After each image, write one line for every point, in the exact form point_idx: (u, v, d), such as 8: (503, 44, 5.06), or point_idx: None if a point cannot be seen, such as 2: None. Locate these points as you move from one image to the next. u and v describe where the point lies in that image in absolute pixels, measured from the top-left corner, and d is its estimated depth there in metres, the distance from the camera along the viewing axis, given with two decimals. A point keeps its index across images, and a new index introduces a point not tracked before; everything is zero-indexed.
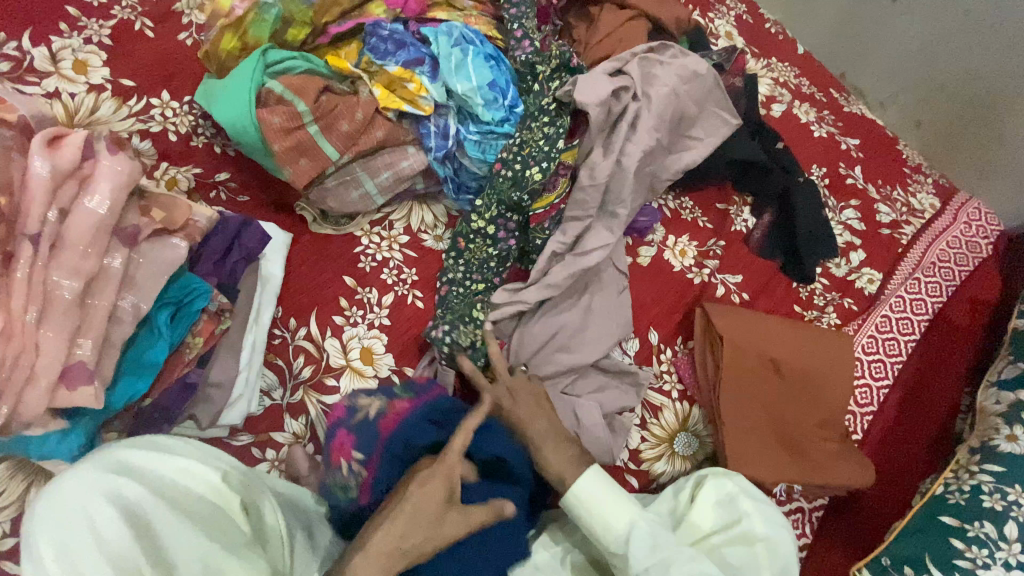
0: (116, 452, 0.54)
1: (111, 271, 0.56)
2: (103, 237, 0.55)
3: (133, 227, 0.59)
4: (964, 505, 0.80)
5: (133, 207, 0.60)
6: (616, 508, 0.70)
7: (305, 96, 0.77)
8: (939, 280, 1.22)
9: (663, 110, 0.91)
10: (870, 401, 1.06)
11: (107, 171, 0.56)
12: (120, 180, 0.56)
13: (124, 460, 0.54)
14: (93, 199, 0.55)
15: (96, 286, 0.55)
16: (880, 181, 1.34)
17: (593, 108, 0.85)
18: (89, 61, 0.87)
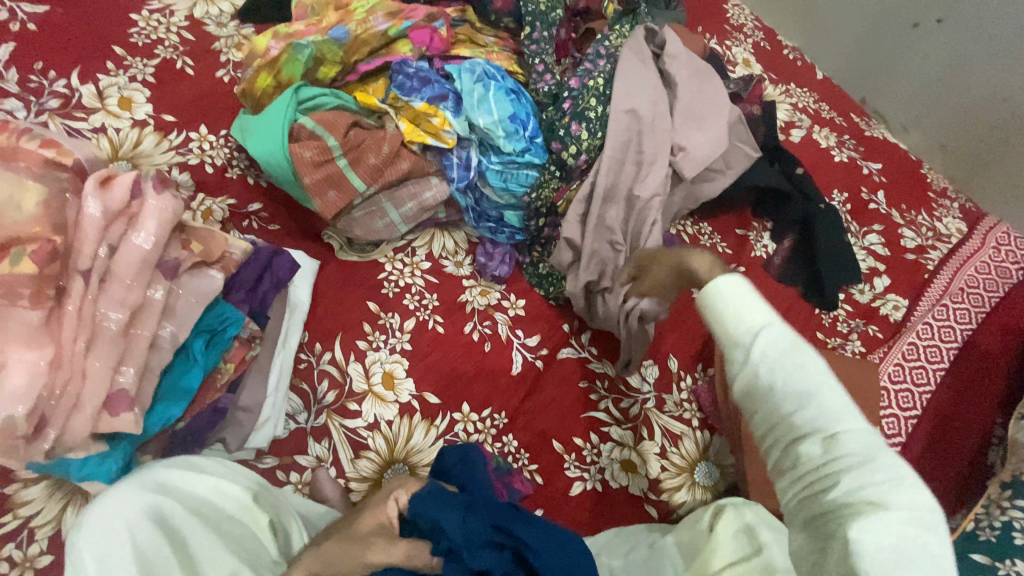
0: (155, 471, 0.56)
1: (153, 303, 0.59)
2: (147, 271, 0.58)
3: (174, 261, 0.62)
4: (995, 543, 0.78)
5: (174, 240, 0.64)
6: (751, 303, 0.51)
7: (335, 131, 0.81)
8: (967, 307, 1.20)
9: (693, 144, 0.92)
10: (897, 432, 1.04)
11: (153, 208, 0.59)
12: (165, 218, 0.60)
13: (162, 477, 0.56)
14: (140, 236, 0.59)
15: (140, 316, 0.59)
16: (903, 205, 1.32)
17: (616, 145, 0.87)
18: (135, 98, 0.93)
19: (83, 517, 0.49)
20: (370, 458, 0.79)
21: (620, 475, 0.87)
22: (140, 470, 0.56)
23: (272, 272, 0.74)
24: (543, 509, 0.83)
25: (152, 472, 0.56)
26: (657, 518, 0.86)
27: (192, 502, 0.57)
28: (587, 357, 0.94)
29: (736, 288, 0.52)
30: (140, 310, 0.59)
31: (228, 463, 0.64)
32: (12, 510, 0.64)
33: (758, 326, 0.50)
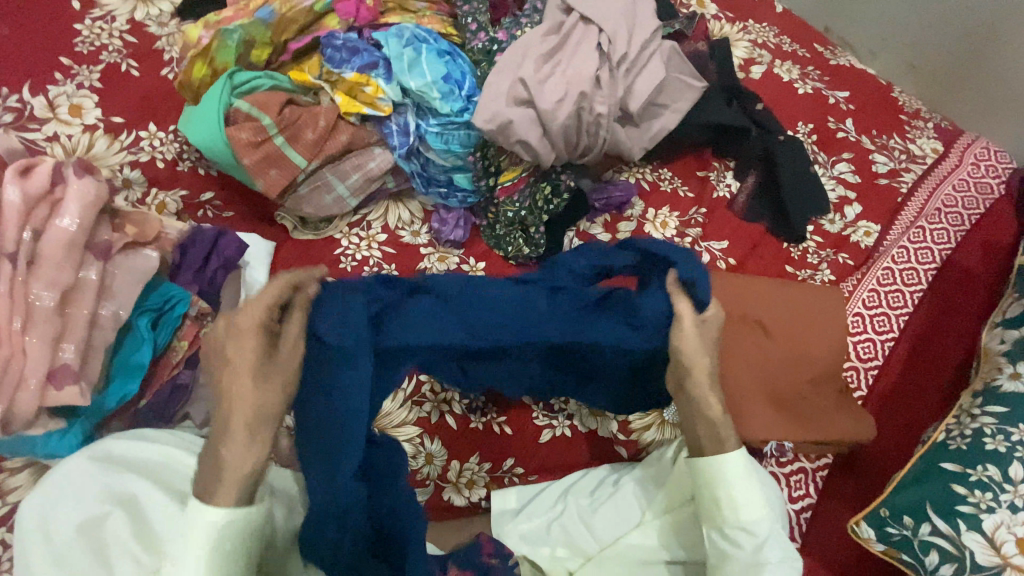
0: (103, 442, 0.62)
1: (87, 283, 0.62)
2: (75, 252, 0.61)
3: (105, 242, 0.64)
4: (966, 450, 0.76)
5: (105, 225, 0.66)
6: (752, 492, 0.62)
7: (269, 110, 0.83)
8: (944, 226, 1.17)
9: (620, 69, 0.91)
10: (873, 355, 1.03)
11: (76, 193, 0.62)
12: (88, 200, 0.62)
13: (111, 448, 0.62)
14: (64, 219, 0.61)
15: (75, 297, 0.61)
16: (874, 131, 1.29)
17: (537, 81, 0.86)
18: (83, 104, 0.94)
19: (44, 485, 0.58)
20: None
21: (587, 420, 0.88)
22: (93, 442, 0.62)
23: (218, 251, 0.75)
24: (513, 457, 0.85)
25: (102, 444, 0.62)
26: (627, 457, 0.87)
27: (141, 466, 0.61)
28: None
29: (744, 483, 0.62)
30: (75, 291, 0.61)
31: (178, 432, 0.67)
32: (2, 497, 0.68)
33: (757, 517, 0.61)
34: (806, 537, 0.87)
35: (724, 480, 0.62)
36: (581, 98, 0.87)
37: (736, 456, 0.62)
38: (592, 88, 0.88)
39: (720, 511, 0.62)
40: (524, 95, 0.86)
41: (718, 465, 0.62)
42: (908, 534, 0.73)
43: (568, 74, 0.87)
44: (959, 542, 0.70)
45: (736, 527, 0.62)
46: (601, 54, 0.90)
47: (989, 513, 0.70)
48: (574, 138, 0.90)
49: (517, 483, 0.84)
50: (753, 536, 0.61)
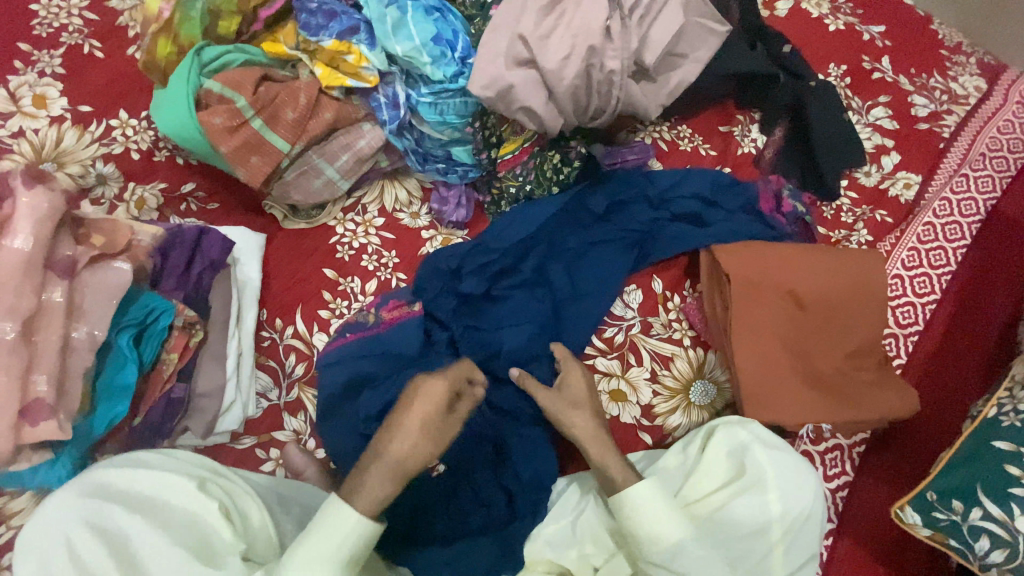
0: (94, 470, 0.57)
1: (53, 306, 0.57)
2: (35, 273, 0.55)
3: (67, 259, 0.59)
4: (1022, 428, 0.70)
5: (68, 235, 0.61)
6: (670, 521, 0.63)
7: (244, 90, 0.75)
8: (990, 173, 1.07)
9: (630, 19, 0.81)
10: (913, 320, 0.95)
11: (26, 207, 0.56)
12: (40, 215, 0.57)
13: (100, 477, 0.57)
14: (18, 238, 0.56)
15: (41, 322, 0.56)
16: (912, 69, 1.16)
17: (537, 40, 0.76)
18: (48, 93, 0.87)
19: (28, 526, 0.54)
20: None
21: (610, 406, 0.83)
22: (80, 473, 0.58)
23: (203, 253, 0.70)
24: None
25: (88, 474, 0.57)
26: (652, 444, 0.83)
27: (136, 495, 0.57)
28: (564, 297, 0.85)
29: (655, 508, 0.63)
30: (40, 316, 0.56)
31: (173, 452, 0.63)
32: (4, 522, 0.66)
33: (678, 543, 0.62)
34: (843, 516, 0.83)
35: (639, 509, 0.63)
36: (590, 54, 0.78)
37: (642, 487, 0.64)
38: (602, 42, 0.78)
39: (639, 541, 0.63)
40: (526, 55, 0.76)
41: (637, 498, 0.64)
42: (956, 519, 0.69)
43: (574, 26, 0.77)
44: (1012, 527, 0.65)
45: (649, 559, 0.63)
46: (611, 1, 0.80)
47: None
48: (584, 99, 0.81)
49: None
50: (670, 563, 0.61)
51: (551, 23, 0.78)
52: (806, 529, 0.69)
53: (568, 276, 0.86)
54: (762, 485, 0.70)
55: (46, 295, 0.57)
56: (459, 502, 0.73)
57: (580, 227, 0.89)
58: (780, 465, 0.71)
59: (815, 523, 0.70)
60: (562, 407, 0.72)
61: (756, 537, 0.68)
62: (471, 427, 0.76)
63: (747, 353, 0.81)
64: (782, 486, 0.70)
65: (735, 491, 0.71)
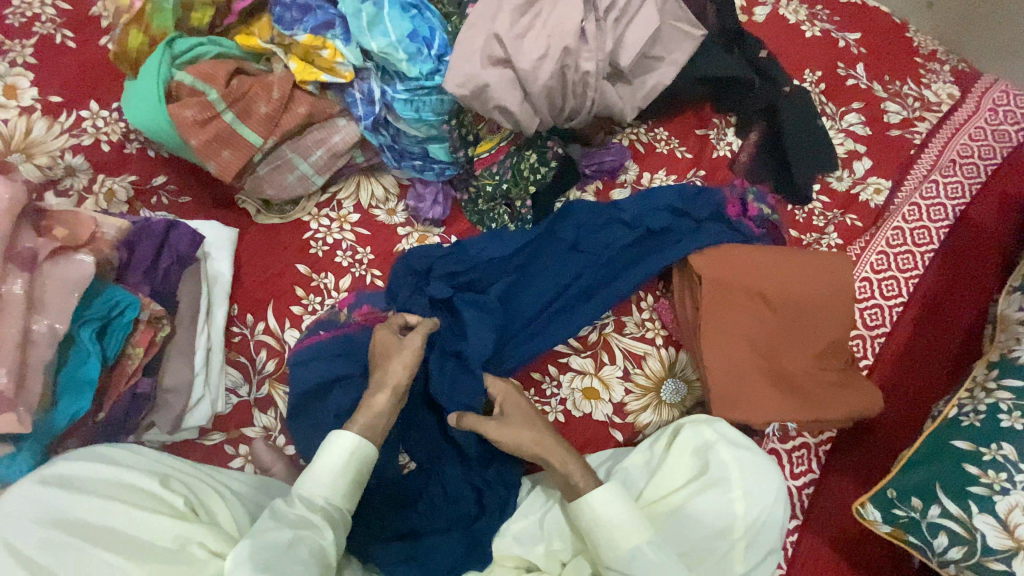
0: (57, 461, 0.58)
1: (10, 298, 0.55)
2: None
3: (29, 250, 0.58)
4: (979, 428, 0.72)
5: (29, 226, 0.60)
6: (631, 528, 0.64)
7: (216, 82, 0.74)
8: (959, 179, 1.09)
9: (603, 19, 0.81)
10: (880, 322, 0.97)
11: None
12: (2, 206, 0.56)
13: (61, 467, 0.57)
14: None
15: None
16: (886, 76, 1.19)
17: (511, 39, 0.76)
18: (17, 83, 0.85)
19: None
20: None
21: (582, 404, 0.84)
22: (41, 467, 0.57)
23: (171, 246, 0.70)
24: None
25: (51, 465, 0.58)
26: (623, 441, 0.83)
27: (96, 487, 0.57)
28: None
29: (616, 513, 0.64)
30: None
31: (137, 449, 0.63)
32: None
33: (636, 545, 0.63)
34: (807, 514, 0.85)
35: (597, 516, 0.64)
36: (564, 54, 0.78)
37: (601, 493, 0.65)
38: (577, 43, 0.79)
39: (600, 549, 0.64)
40: (501, 54, 0.77)
41: (596, 503, 0.65)
42: (916, 516, 0.70)
43: (550, 26, 0.78)
44: (970, 524, 0.67)
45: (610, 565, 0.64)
46: (586, 3, 0.81)
47: (1003, 495, 0.66)
48: (560, 99, 0.82)
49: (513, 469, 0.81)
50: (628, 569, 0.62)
51: (524, 24, 0.78)
52: (770, 523, 0.71)
53: (535, 308, 0.85)
54: (727, 483, 0.71)
55: (4, 287, 0.55)
56: (429, 498, 0.74)
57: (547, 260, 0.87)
58: (745, 465, 0.73)
59: (778, 522, 0.71)
60: (504, 430, 0.69)
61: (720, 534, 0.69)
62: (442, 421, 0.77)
63: (716, 354, 0.83)
64: (746, 485, 0.71)
65: (700, 488, 0.72)
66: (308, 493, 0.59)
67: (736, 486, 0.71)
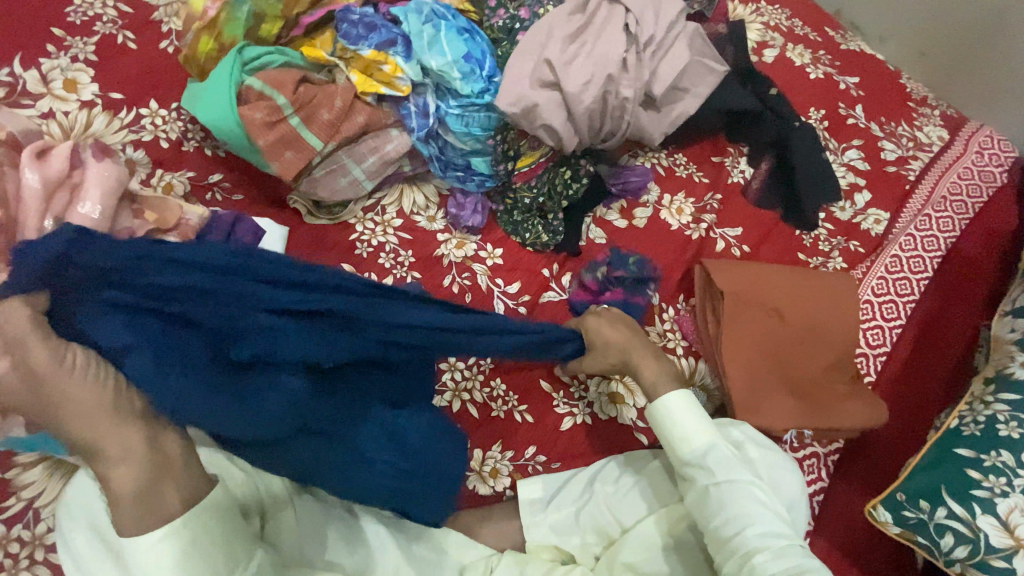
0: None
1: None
2: None
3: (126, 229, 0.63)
4: (978, 436, 0.78)
5: (126, 209, 0.65)
6: (699, 429, 0.71)
7: (284, 89, 0.79)
8: (950, 214, 1.18)
9: (642, 50, 0.89)
10: (882, 342, 1.04)
11: (95, 178, 0.61)
12: (108, 185, 0.62)
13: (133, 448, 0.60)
14: (85, 206, 0.60)
15: None
16: (882, 117, 1.29)
17: (559, 63, 0.84)
18: (79, 78, 0.89)
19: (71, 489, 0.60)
20: None
21: (607, 407, 0.86)
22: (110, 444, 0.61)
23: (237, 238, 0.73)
24: (535, 446, 0.83)
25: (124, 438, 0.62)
26: (648, 444, 0.86)
27: None
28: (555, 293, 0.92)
29: (684, 417, 0.71)
30: None
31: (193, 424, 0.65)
32: (16, 491, 0.66)
33: (702, 447, 0.69)
34: (818, 519, 0.89)
35: (672, 418, 0.72)
36: (607, 81, 0.86)
37: (676, 396, 0.72)
38: (618, 72, 0.87)
39: (676, 446, 0.71)
40: (550, 78, 0.84)
41: (666, 408, 0.72)
42: (924, 518, 0.75)
43: (595, 55, 0.86)
44: (974, 525, 0.72)
45: (685, 461, 0.70)
46: (627, 37, 0.89)
47: (1003, 497, 0.72)
48: (598, 122, 0.89)
49: (541, 471, 0.82)
50: (700, 464, 0.69)
51: (572, 52, 0.86)
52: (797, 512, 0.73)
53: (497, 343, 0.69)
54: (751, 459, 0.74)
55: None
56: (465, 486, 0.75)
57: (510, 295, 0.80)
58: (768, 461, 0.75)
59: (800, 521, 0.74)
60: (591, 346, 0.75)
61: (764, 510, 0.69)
62: None
63: (735, 365, 0.88)
64: (771, 478, 0.74)
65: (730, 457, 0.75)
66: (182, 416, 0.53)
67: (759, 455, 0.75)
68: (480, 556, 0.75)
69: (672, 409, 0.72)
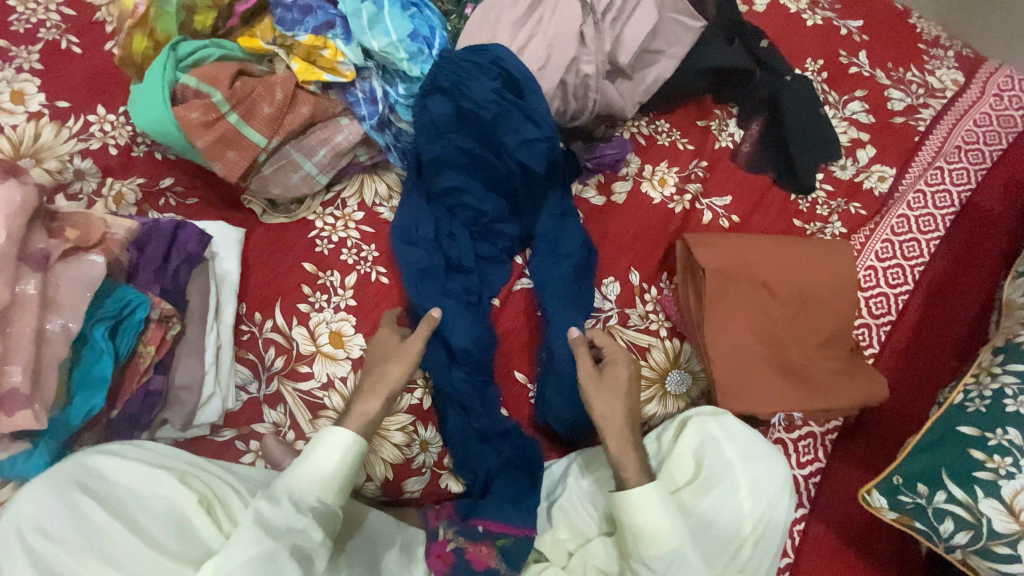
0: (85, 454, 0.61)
1: (25, 298, 0.59)
2: (8, 265, 0.58)
3: (41, 252, 0.61)
4: (985, 413, 0.71)
5: (40, 228, 0.63)
6: (667, 527, 0.63)
7: (219, 84, 0.75)
8: (965, 165, 1.08)
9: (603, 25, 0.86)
10: (886, 311, 0.97)
11: None
12: (14, 207, 0.59)
13: (88, 461, 0.60)
14: None
15: (16, 313, 0.58)
16: (890, 63, 1.18)
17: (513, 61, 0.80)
18: (25, 89, 0.86)
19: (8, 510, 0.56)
20: (329, 417, 0.77)
21: None
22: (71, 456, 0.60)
23: (179, 247, 0.73)
24: None
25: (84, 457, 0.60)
26: None
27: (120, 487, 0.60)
28: None
29: (657, 512, 0.64)
30: (15, 308, 0.58)
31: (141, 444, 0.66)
32: None
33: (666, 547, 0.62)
34: (814, 502, 0.85)
35: (640, 512, 0.64)
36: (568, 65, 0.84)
37: (651, 488, 0.65)
38: (578, 49, 0.85)
39: (636, 536, 0.64)
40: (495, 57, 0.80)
41: (639, 501, 0.64)
42: (922, 502, 0.71)
43: (549, 36, 0.84)
44: (977, 509, 0.67)
45: (641, 558, 0.63)
46: (584, 6, 0.86)
47: (1008, 479, 0.67)
48: (562, 104, 0.87)
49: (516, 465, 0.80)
50: (653, 566, 0.63)
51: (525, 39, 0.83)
52: (771, 527, 0.71)
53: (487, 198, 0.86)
54: (733, 487, 0.71)
55: (19, 288, 0.59)
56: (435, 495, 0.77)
57: (493, 280, 0.85)
58: (747, 459, 0.73)
59: (787, 511, 0.71)
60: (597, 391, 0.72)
61: (726, 535, 0.70)
62: (466, 409, 0.77)
63: (720, 347, 0.83)
64: (751, 481, 0.72)
65: (704, 490, 0.71)
66: (301, 494, 0.58)
67: (731, 495, 0.71)
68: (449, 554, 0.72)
69: (645, 502, 0.64)
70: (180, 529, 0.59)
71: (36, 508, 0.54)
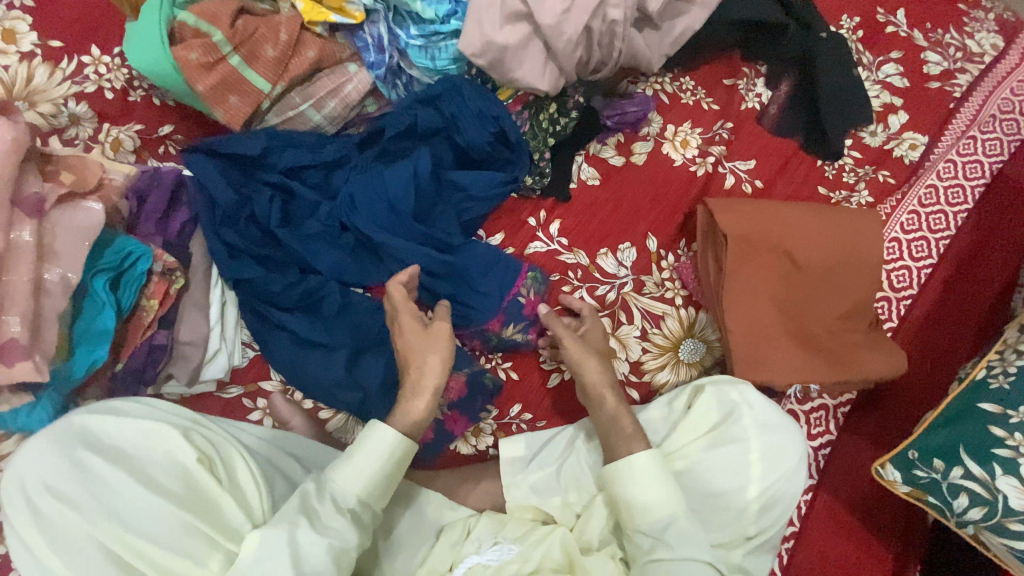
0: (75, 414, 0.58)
1: (20, 246, 0.57)
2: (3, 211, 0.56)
3: (36, 196, 0.60)
4: (1009, 390, 0.69)
5: (34, 171, 0.62)
6: (663, 496, 0.62)
7: (220, 23, 0.71)
8: (999, 136, 1.03)
9: None
10: (908, 284, 0.94)
11: None
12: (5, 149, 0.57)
13: (83, 422, 0.58)
14: None
15: (11, 261, 0.57)
16: (928, 23, 1.10)
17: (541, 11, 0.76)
18: (14, 26, 0.77)
19: (13, 463, 0.56)
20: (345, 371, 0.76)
21: None
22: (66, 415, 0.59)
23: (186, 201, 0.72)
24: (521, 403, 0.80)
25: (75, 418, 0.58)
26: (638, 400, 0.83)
27: (122, 446, 0.58)
28: (557, 248, 0.85)
29: (650, 483, 0.62)
30: (10, 256, 0.57)
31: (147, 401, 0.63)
32: None
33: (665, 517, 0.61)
34: (822, 473, 0.85)
35: (638, 479, 0.62)
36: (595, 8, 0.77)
37: (644, 458, 0.63)
38: None
39: (631, 510, 0.62)
40: (522, 8, 0.76)
41: (639, 466, 0.63)
42: (937, 477, 0.71)
43: None
44: (993, 486, 0.67)
45: (638, 530, 0.62)
46: None
47: None
48: (586, 54, 0.82)
49: (526, 429, 0.79)
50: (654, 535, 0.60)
51: None
52: (790, 496, 0.70)
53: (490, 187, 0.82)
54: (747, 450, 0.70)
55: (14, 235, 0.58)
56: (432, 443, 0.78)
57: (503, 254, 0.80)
58: (767, 428, 0.72)
59: (802, 483, 0.71)
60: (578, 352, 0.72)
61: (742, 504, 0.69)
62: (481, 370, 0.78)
63: (738, 318, 0.80)
64: (767, 449, 0.71)
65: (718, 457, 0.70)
66: (341, 491, 0.57)
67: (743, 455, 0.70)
68: (458, 517, 0.73)
69: (644, 471, 0.62)
70: (189, 485, 0.58)
71: (41, 468, 0.54)
